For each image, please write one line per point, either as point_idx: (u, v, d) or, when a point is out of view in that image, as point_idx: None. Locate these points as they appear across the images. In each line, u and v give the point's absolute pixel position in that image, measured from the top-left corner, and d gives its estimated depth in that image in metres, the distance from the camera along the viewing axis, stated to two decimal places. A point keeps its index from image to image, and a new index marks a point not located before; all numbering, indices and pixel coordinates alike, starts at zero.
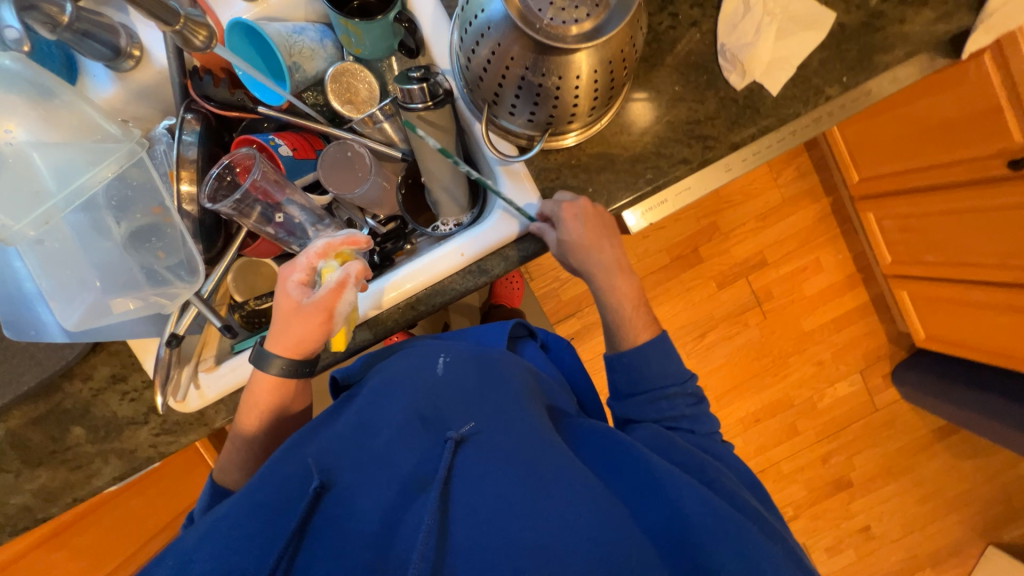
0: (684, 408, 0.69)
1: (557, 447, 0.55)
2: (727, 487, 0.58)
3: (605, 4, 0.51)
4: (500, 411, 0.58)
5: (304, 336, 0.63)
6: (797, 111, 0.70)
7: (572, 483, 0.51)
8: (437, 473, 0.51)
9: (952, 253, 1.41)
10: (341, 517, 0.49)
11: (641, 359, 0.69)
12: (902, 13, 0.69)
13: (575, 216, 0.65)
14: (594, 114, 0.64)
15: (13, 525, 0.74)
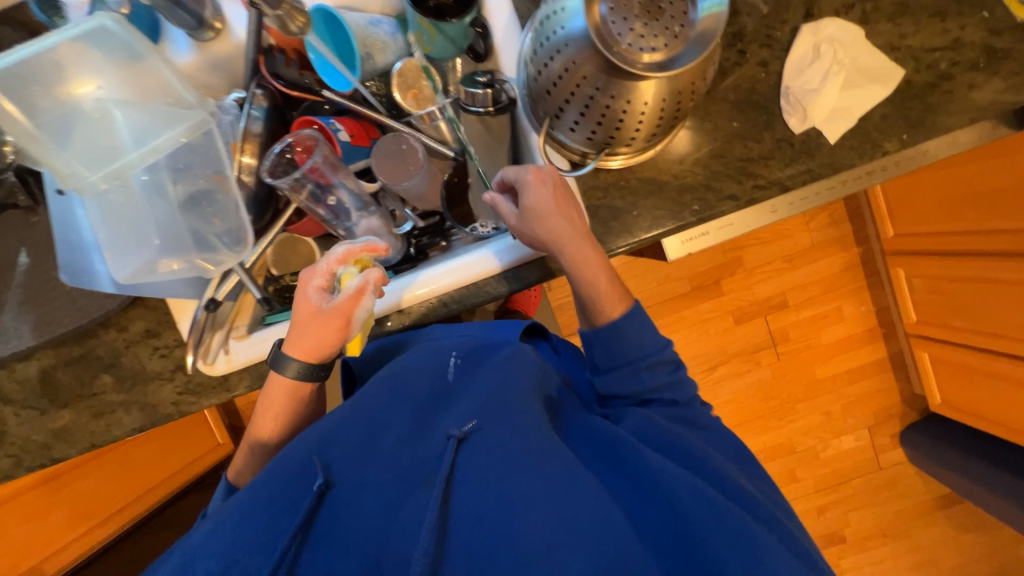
0: (668, 378, 0.66)
1: (554, 439, 0.55)
2: (718, 470, 0.55)
3: (684, 36, 0.51)
4: (499, 403, 0.58)
5: (321, 340, 0.66)
6: (852, 162, 0.70)
7: (570, 480, 0.51)
8: (440, 472, 0.52)
9: (980, 320, 1.38)
10: (344, 516, 0.51)
11: (612, 335, 0.65)
12: (972, 78, 0.68)
13: (541, 183, 0.62)
14: (650, 140, 0.64)
15: (31, 461, 0.76)
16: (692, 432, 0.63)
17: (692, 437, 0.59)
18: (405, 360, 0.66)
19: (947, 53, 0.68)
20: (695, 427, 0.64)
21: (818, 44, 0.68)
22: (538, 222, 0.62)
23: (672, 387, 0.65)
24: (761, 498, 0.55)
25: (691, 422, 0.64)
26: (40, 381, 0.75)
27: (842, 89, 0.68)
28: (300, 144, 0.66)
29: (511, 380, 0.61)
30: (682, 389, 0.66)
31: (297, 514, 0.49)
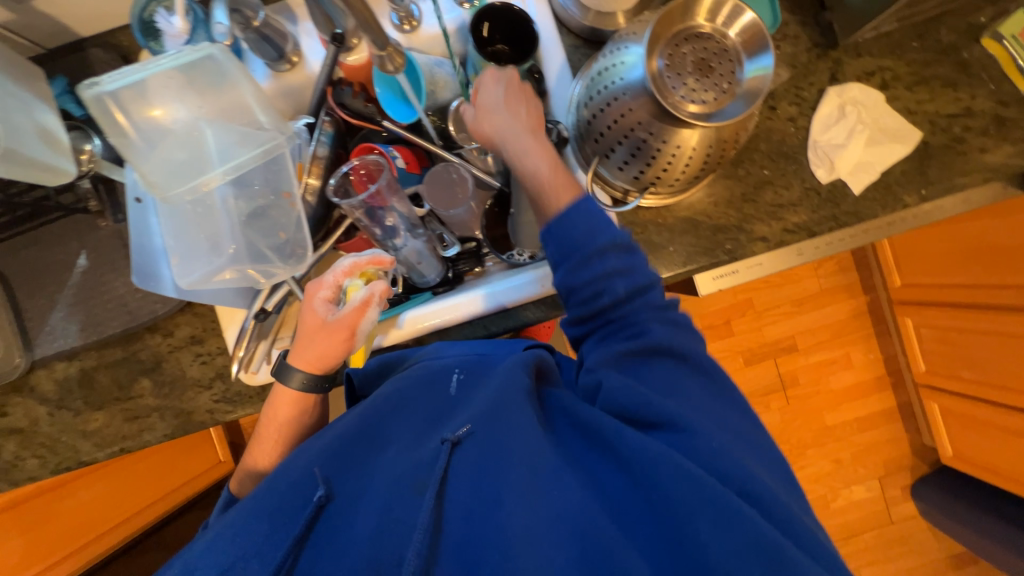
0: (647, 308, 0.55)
1: (547, 439, 0.52)
2: (703, 432, 0.48)
3: (731, 92, 0.56)
4: (494, 402, 0.54)
5: (326, 351, 0.67)
6: (874, 212, 0.75)
7: (563, 477, 0.48)
8: (433, 474, 0.50)
9: (988, 372, 1.41)
10: (343, 525, 0.50)
11: (561, 223, 0.56)
12: (984, 143, 0.74)
13: (494, 81, 0.65)
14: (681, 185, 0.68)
15: (57, 463, 0.76)
16: (679, 377, 0.53)
17: (690, 408, 0.50)
18: (407, 384, 0.64)
19: (960, 119, 0.74)
20: (690, 372, 0.54)
21: (843, 104, 0.74)
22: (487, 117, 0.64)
23: (649, 322, 0.54)
24: (763, 470, 0.48)
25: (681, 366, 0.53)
26: (79, 382, 0.76)
27: (866, 146, 0.73)
28: (364, 168, 0.71)
29: (510, 376, 0.56)
30: (664, 323, 0.55)
31: (295, 525, 0.50)
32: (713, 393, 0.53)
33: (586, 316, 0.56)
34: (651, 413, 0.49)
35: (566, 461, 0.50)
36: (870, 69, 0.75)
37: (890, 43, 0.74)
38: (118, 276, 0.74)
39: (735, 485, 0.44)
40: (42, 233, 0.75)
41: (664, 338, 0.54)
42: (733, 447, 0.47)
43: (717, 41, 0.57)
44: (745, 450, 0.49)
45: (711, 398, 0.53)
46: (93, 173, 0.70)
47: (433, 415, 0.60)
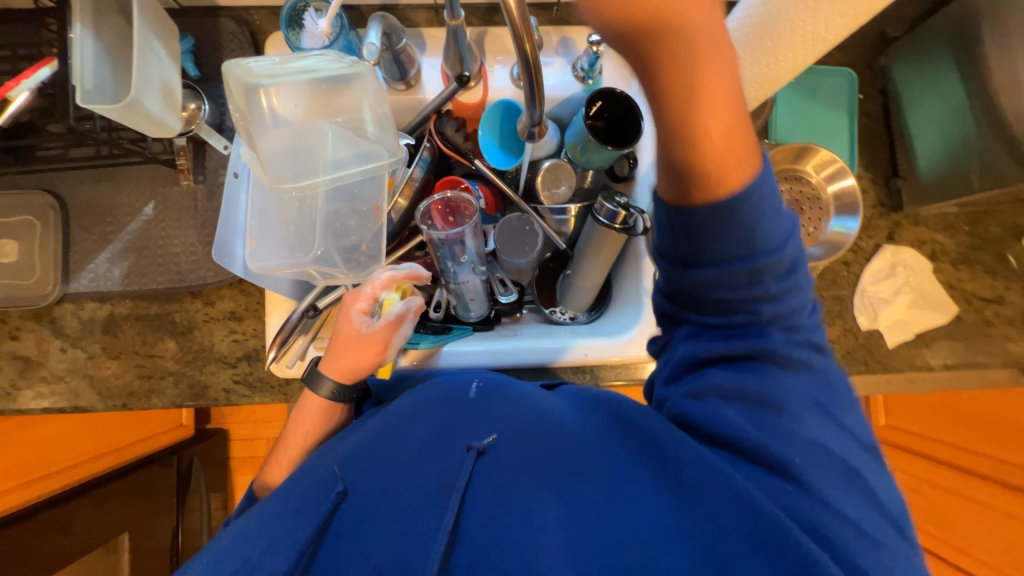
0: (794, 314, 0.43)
1: (580, 462, 0.48)
2: (781, 451, 0.41)
3: (814, 235, 0.61)
4: (522, 421, 0.53)
5: (357, 362, 0.66)
6: (900, 367, 0.79)
7: (596, 490, 0.45)
8: (458, 481, 0.47)
9: (952, 531, 1.44)
10: (358, 526, 0.46)
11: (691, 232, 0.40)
12: (1009, 332, 0.80)
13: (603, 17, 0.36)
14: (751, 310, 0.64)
15: (53, 403, 0.73)
16: (792, 389, 0.43)
17: (787, 418, 0.42)
18: (424, 395, 0.60)
19: (993, 305, 0.81)
20: (801, 390, 0.43)
21: (895, 264, 0.79)
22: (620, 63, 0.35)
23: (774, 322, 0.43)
24: (865, 511, 0.40)
25: (800, 375, 0.44)
26: (103, 327, 0.74)
27: (908, 307, 0.78)
28: (451, 202, 0.74)
29: (536, 406, 0.56)
30: (794, 325, 0.43)
31: (314, 520, 0.47)
32: (831, 407, 0.44)
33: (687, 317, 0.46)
34: (738, 430, 0.42)
35: (596, 474, 0.46)
36: (924, 238, 0.81)
37: (945, 221, 0.81)
38: (180, 235, 0.74)
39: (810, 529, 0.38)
40: (116, 172, 0.74)
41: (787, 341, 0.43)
42: (819, 471, 0.40)
43: (813, 187, 0.62)
44: (841, 485, 0.40)
45: (823, 417, 0.43)
46: (192, 134, 0.71)
47: (454, 416, 0.56)
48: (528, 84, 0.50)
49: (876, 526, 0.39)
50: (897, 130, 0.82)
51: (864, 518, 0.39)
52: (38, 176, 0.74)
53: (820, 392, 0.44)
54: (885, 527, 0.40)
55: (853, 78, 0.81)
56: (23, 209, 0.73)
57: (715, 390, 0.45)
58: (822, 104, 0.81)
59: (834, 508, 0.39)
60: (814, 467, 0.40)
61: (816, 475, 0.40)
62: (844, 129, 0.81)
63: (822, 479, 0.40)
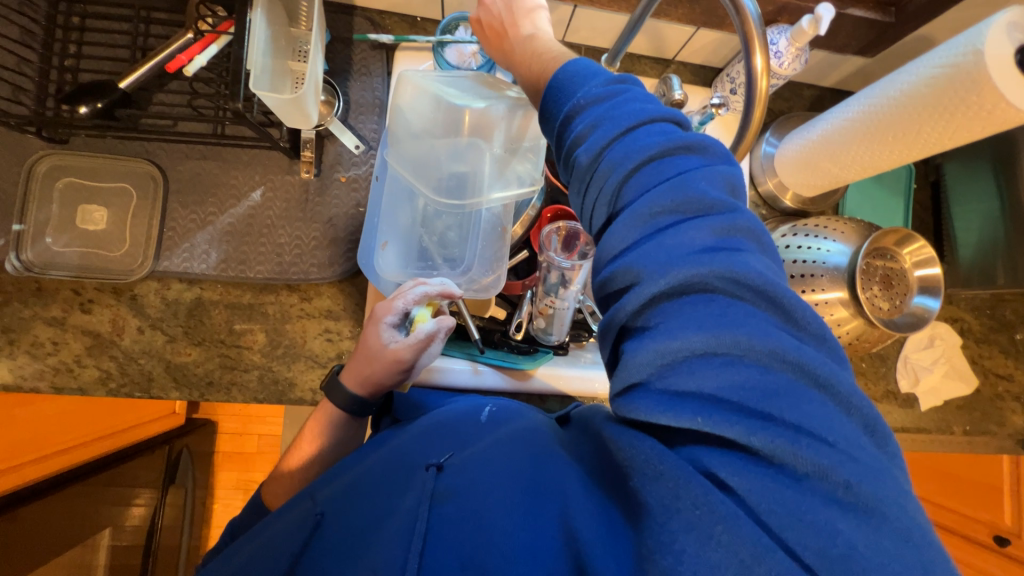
0: (689, 236, 0.35)
1: (520, 462, 0.45)
2: (736, 394, 0.32)
3: (900, 305, 0.69)
4: (497, 437, 0.49)
5: (378, 377, 0.62)
6: (929, 428, 0.89)
7: (526, 500, 0.42)
8: (421, 497, 0.46)
9: None
10: (330, 552, 0.47)
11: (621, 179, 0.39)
12: (1016, 406, 0.92)
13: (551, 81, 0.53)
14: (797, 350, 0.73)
15: (119, 385, 0.68)
16: (691, 328, 0.33)
17: (721, 349, 0.33)
18: (441, 416, 0.58)
19: (1004, 381, 0.92)
20: (702, 291, 0.34)
21: (933, 336, 0.89)
22: None
23: (659, 253, 0.35)
24: (857, 443, 0.32)
25: (718, 305, 0.34)
26: (187, 310, 0.70)
27: (942, 375, 0.88)
28: (566, 232, 0.77)
29: (531, 423, 0.52)
30: (684, 236, 0.35)
31: (293, 547, 0.49)
32: (765, 321, 0.34)
33: (612, 294, 0.38)
34: (645, 400, 0.35)
35: (537, 476, 0.43)
36: (955, 316, 0.92)
37: (973, 303, 0.93)
38: (286, 225, 0.72)
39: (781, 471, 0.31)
40: (228, 152, 0.72)
41: (685, 268, 0.34)
42: (785, 399, 0.32)
43: (901, 267, 0.69)
44: (827, 427, 0.32)
45: (743, 333, 0.33)
46: (322, 128, 0.71)
47: (426, 434, 0.55)
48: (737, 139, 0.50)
49: (815, 453, 0.31)
50: (942, 220, 0.93)
51: (800, 445, 0.31)
52: (138, 144, 0.70)
53: (734, 310, 0.34)
54: (838, 455, 0.31)
55: (911, 169, 0.92)
56: (122, 176, 0.69)
57: (620, 370, 0.37)
58: (883, 188, 0.92)
59: (808, 435, 0.31)
60: (785, 401, 0.32)
61: (727, 418, 0.32)
62: (900, 211, 0.92)
63: (738, 416, 0.32)
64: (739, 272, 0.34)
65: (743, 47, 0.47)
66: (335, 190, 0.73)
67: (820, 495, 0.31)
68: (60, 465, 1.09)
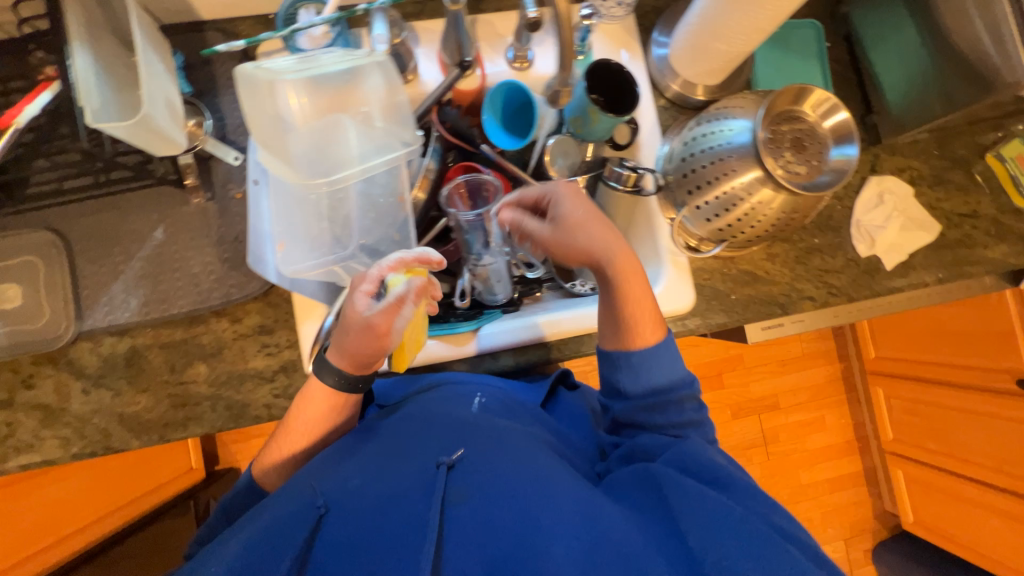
0: (678, 412, 0.65)
1: (541, 464, 0.59)
2: (704, 468, 0.58)
3: (819, 168, 0.66)
4: (495, 438, 0.62)
5: (359, 350, 0.59)
6: (902, 288, 0.86)
7: (563, 502, 0.54)
8: (436, 495, 0.55)
9: (955, 444, 1.56)
10: (350, 541, 0.52)
11: (645, 360, 0.66)
12: (987, 241, 0.88)
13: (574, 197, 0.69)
14: (743, 240, 0.75)
15: (81, 447, 0.69)
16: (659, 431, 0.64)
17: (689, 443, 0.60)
18: (430, 404, 0.68)
19: (969, 220, 0.88)
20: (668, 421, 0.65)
21: (881, 193, 0.86)
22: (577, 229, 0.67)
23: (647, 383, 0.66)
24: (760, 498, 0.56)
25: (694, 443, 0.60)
26: (125, 361, 0.71)
27: (900, 230, 0.84)
28: (476, 183, 0.76)
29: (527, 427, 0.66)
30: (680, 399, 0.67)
31: (304, 532, 0.53)
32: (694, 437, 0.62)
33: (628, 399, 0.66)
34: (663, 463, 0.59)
35: (565, 481, 0.57)
36: (903, 166, 0.88)
37: (918, 148, 0.88)
38: (195, 254, 0.72)
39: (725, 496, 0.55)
40: (118, 199, 0.71)
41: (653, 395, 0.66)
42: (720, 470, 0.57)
43: (811, 125, 0.66)
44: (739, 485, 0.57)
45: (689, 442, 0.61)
46: (198, 149, 0.70)
47: (440, 436, 0.62)
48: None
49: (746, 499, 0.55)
50: (864, 71, 0.88)
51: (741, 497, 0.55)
52: (33, 214, 0.70)
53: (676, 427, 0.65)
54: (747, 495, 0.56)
55: (819, 29, 0.87)
56: (24, 249, 0.69)
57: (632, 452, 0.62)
58: (794, 55, 0.87)
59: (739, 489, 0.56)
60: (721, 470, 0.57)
61: (703, 478, 0.57)
62: (818, 75, 0.87)
63: (707, 475, 0.57)
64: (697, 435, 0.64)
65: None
66: (234, 207, 0.72)
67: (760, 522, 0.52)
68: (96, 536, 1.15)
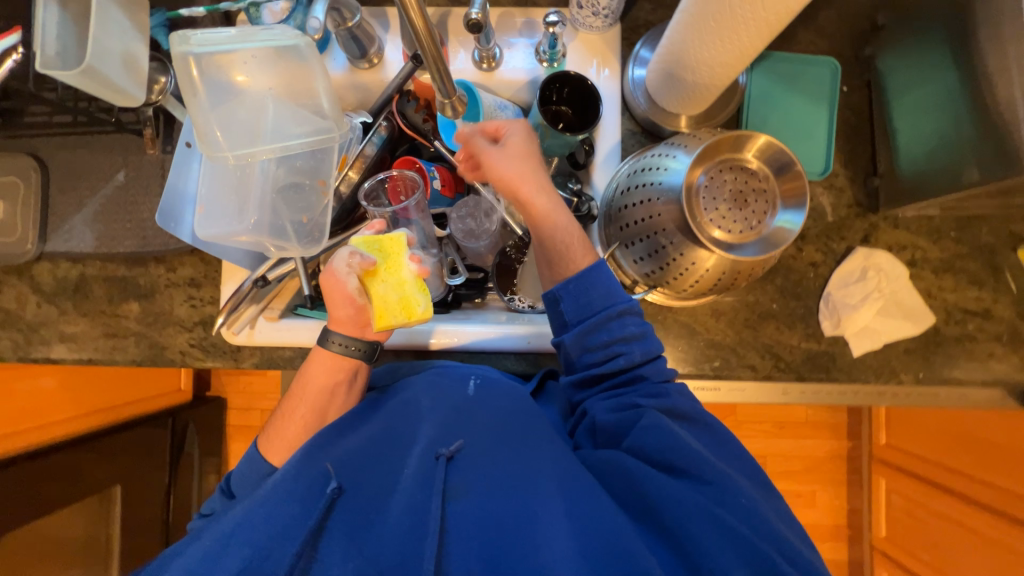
0: (620, 327, 0.60)
1: (540, 460, 0.55)
2: (703, 468, 0.52)
3: (756, 231, 0.58)
4: (489, 427, 0.59)
5: (334, 307, 0.64)
6: (866, 378, 0.75)
7: (554, 499, 0.51)
8: (435, 489, 0.52)
9: (949, 563, 1.37)
10: (361, 521, 0.52)
11: (581, 287, 0.62)
12: (992, 347, 0.74)
13: (514, 131, 0.68)
14: (680, 292, 0.68)
15: (28, 352, 0.78)
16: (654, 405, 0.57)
17: (688, 438, 0.54)
18: (429, 384, 0.65)
19: (976, 318, 0.75)
20: (668, 408, 0.58)
21: (867, 267, 0.75)
22: (511, 158, 0.65)
23: (643, 365, 0.60)
24: (755, 492, 0.53)
25: (674, 427, 0.54)
26: (74, 285, 0.78)
27: (876, 313, 0.74)
28: (401, 181, 0.75)
29: (523, 408, 0.62)
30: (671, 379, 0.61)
31: (313, 516, 0.52)
32: (692, 426, 0.58)
33: (597, 376, 0.61)
34: (650, 458, 0.53)
35: (557, 474, 0.54)
36: (904, 242, 0.76)
37: (929, 225, 0.76)
38: (147, 200, 0.77)
39: (728, 502, 0.50)
40: (95, 140, 0.78)
41: (644, 370, 0.60)
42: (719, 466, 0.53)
43: (759, 180, 0.59)
44: (740, 477, 0.54)
45: (684, 427, 0.57)
46: (158, 104, 0.74)
47: (444, 410, 0.61)
48: (441, 88, 0.50)
49: (745, 495, 0.51)
50: (881, 125, 0.77)
51: (745, 502, 0.50)
52: (23, 140, 0.78)
53: (680, 407, 0.58)
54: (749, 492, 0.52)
55: (835, 69, 0.77)
56: (8, 170, 0.77)
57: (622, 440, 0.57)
58: (799, 96, 0.77)
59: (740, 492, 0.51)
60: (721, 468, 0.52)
61: (706, 481, 0.51)
62: (823, 121, 0.77)
63: (708, 473, 0.52)
64: (668, 404, 0.57)
65: (402, 7, 0.41)
66: None
67: (764, 531, 0.49)
68: (114, 420, 1.31)
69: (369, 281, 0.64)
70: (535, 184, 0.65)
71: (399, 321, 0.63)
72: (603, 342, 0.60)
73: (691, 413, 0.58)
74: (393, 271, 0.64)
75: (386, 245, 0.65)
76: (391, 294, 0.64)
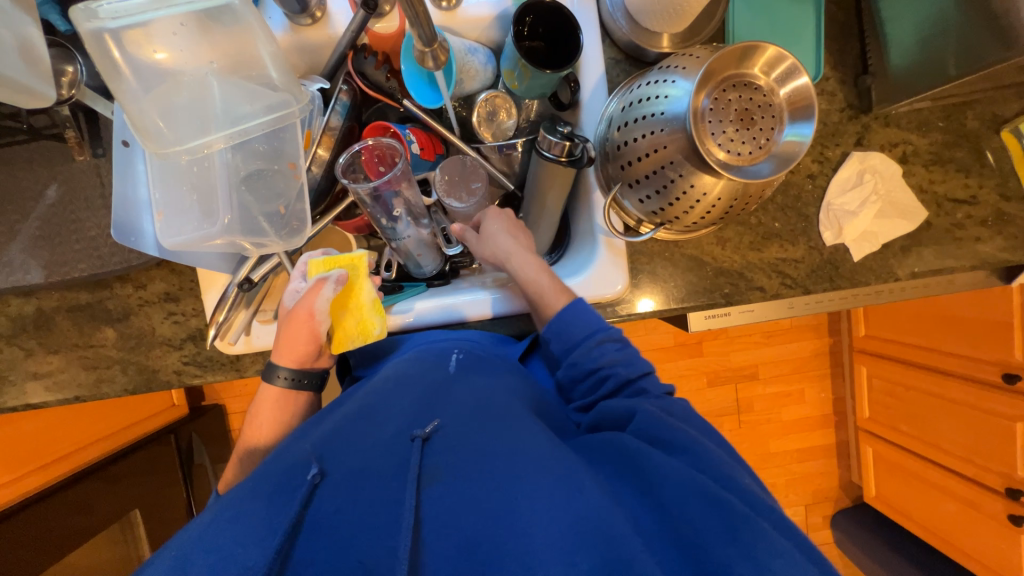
0: (602, 353, 0.61)
1: (522, 435, 0.50)
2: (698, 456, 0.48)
3: (767, 148, 0.56)
4: (470, 407, 0.55)
5: (299, 343, 0.63)
6: (868, 281, 0.76)
7: (538, 477, 0.45)
8: (409, 472, 0.46)
9: (927, 429, 1.54)
10: (333, 511, 0.44)
11: (562, 322, 0.62)
12: (980, 232, 0.77)
13: (493, 218, 0.71)
14: (693, 226, 0.67)
15: (1, 402, 0.71)
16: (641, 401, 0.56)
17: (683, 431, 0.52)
18: (408, 369, 0.61)
19: (965, 206, 0.77)
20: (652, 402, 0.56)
21: (862, 171, 0.75)
22: (491, 242, 0.69)
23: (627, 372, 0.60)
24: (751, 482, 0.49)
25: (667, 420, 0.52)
26: (34, 322, 0.71)
27: (874, 217, 0.75)
28: (377, 149, 0.68)
29: (507, 390, 0.59)
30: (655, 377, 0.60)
31: (288, 507, 0.44)
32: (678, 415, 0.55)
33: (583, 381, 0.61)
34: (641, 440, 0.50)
35: (546, 451, 0.48)
36: (895, 140, 0.76)
37: (918, 119, 0.76)
38: (92, 215, 0.68)
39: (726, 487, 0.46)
40: (9, 153, 0.67)
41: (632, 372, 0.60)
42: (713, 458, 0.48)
43: (764, 94, 0.56)
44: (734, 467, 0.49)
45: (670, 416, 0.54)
46: (74, 100, 0.62)
47: (429, 389, 0.57)
48: (421, 33, 0.47)
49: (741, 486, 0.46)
50: (869, 19, 0.73)
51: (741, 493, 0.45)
52: None
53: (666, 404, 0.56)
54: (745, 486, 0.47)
55: None
56: None
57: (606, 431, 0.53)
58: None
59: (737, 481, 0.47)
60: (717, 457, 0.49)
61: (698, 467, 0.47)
62: (810, 22, 0.73)
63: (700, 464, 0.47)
64: (658, 400, 0.57)
65: None
66: None
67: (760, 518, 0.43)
68: (115, 447, 1.25)
69: (337, 309, 0.65)
70: (511, 261, 0.67)
71: (358, 343, 0.65)
72: (589, 368, 0.61)
73: (686, 418, 0.56)
74: (352, 294, 0.65)
75: (353, 269, 0.65)
76: (349, 319, 0.65)
